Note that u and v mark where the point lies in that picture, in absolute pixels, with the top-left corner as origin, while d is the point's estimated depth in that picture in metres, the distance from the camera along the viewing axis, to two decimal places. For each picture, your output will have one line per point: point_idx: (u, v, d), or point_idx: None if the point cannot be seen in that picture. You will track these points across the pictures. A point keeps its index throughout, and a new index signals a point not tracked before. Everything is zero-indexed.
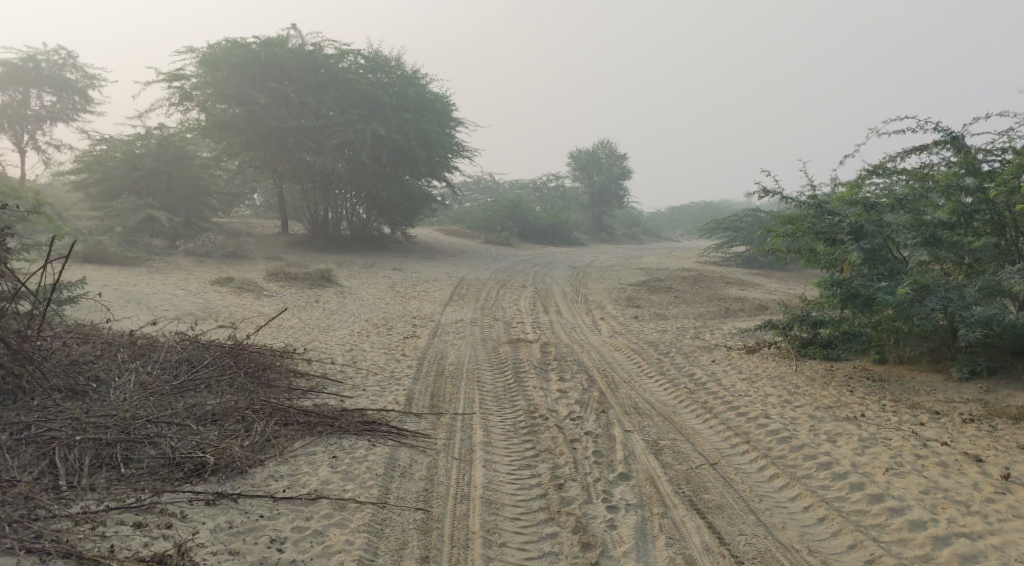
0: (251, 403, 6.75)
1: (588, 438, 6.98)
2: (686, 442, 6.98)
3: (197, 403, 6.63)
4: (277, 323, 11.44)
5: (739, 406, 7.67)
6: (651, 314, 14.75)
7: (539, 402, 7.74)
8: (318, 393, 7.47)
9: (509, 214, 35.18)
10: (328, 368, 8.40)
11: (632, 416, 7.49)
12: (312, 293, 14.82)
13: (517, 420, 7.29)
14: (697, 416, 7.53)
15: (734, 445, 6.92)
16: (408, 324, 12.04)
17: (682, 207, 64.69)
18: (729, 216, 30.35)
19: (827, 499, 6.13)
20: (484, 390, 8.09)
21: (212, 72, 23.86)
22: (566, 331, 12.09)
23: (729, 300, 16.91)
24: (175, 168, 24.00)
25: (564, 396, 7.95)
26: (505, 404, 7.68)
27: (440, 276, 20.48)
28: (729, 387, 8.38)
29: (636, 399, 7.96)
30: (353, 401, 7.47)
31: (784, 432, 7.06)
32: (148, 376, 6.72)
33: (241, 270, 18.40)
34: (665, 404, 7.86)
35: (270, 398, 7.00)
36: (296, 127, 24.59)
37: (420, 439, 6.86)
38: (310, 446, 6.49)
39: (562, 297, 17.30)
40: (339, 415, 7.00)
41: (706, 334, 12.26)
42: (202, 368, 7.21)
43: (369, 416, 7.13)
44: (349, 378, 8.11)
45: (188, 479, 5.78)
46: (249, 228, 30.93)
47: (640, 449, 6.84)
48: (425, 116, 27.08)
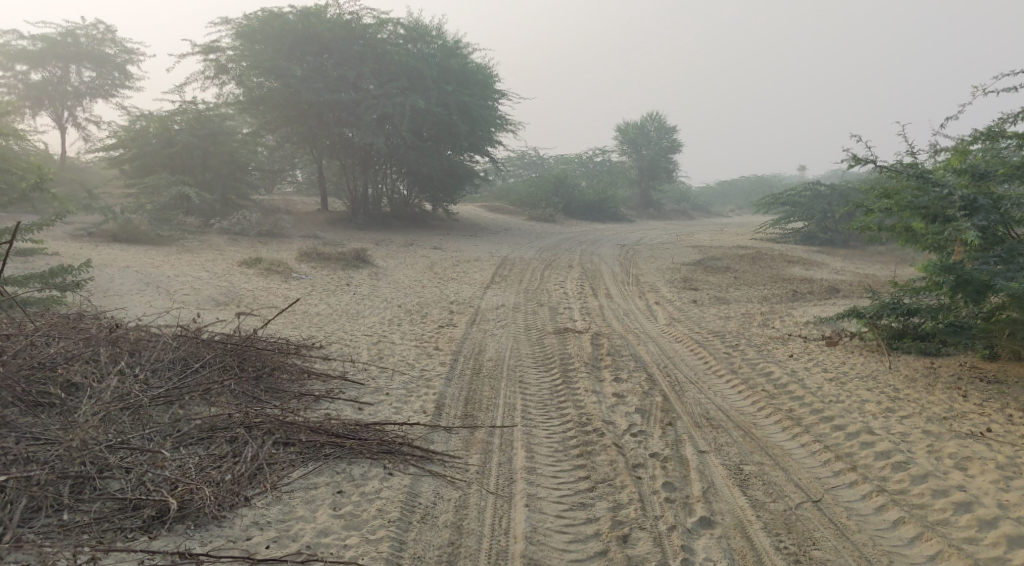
0: (244, 420, 5.86)
1: (655, 462, 5.87)
2: (778, 468, 5.83)
3: (180, 420, 5.78)
4: (303, 311, 10.51)
5: (833, 416, 6.46)
6: (711, 298, 13.47)
7: (591, 410, 6.63)
8: (332, 400, 6.53)
9: (554, 190, 33.88)
10: (349, 364, 7.40)
11: (706, 429, 6.34)
12: (344, 275, 13.87)
13: (564, 436, 6.22)
14: (788, 429, 6.34)
15: (839, 473, 5.75)
16: (444, 311, 11.01)
17: (733, 182, 62.49)
18: (788, 191, 28.61)
19: (978, 559, 4.97)
20: (526, 393, 7.02)
21: (248, 44, 23.05)
22: (618, 320, 10.90)
23: (795, 281, 15.49)
24: (211, 144, 23.30)
25: (621, 402, 6.83)
26: (549, 412, 6.61)
27: (481, 256, 19.36)
28: (818, 387, 7.16)
29: (708, 404, 6.79)
30: (373, 410, 6.48)
31: (897, 455, 5.87)
32: (127, 383, 5.90)
33: (274, 250, 17.53)
34: (742, 410, 6.68)
35: (271, 411, 6.11)
36: (333, 100, 23.61)
37: (449, 465, 5.84)
38: (309, 478, 5.56)
39: (612, 279, 16.10)
40: (353, 432, 6.04)
41: (775, 322, 10.97)
42: (195, 370, 6.37)
43: (389, 433, 6.13)
44: (372, 378, 7.11)
45: (146, 529, 4.94)
46: (287, 205, 30.19)
47: (722, 477, 5.72)
48: (467, 88, 25.86)
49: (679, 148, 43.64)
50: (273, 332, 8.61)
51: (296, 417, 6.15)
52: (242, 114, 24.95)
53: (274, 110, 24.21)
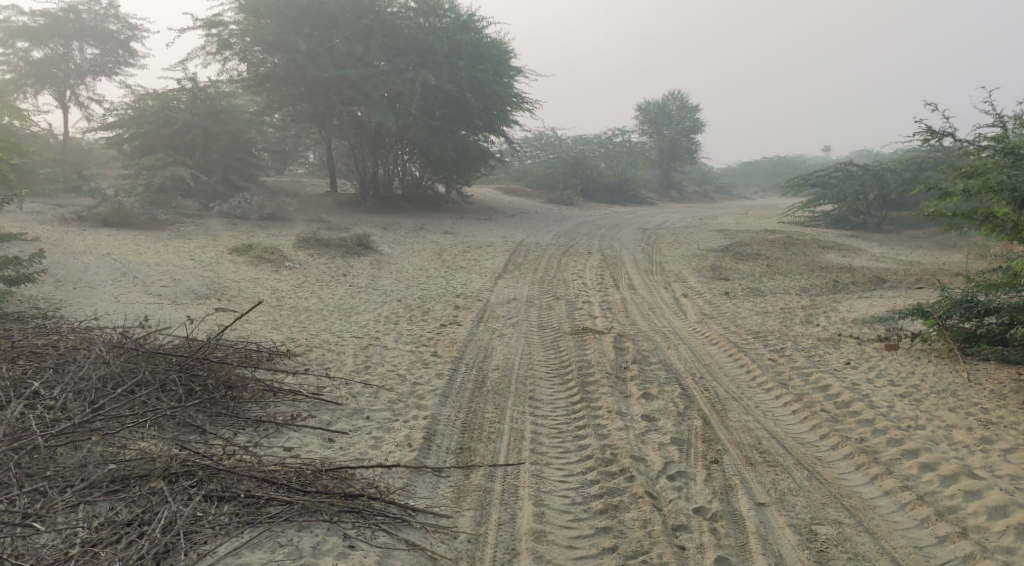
0: (166, 471, 4.80)
1: (703, 521, 4.85)
2: (863, 531, 4.77)
3: (88, 466, 4.77)
4: (291, 308, 9.42)
5: (920, 454, 5.36)
6: (744, 289, 12.24)
7: (618, 441, 5.58)
8: (297, 428, 5.56)
9: (571, 171, 32.59)
10: (326, 376, 6.42)
11: (763, 471, 5.27)
12: (343, 265, 12.76)
13: (582, 482, 5.20)
14: (863, 474, 5.27)
15: (944, 539, 4.69)
16: (449, 306, 9.88)
17: (755, 164, 60.82)
18: (819, 172, 27.15)
19: None
20: (537, 416, 5.98)
21: (252, 18, 21.89)
22: (644, 317, 9.72)
23: (834, 269, 14.21)
24: (212, 123, 22.25)
25: (655, 429, 5.77)
26: (561, 444, 5.59)
27: (494, 241, 18.22)
28: (889, 408, 6.04)
29: (760, 432, 5.71)
30: (345, 443, 5.51)
31: (1018, 513, 4.79)
32: (29, 417, 4.91)
33: (274, 236, 16.47)
34: (804, 441, 5.60)
35: (208, 454, 5.05)
36: (340, 76, 22.44)
37: (434, 526, 4.83)
38: (240, 555, 4.42)
39: (634, 267, 14.89)
40: (311, 484, 4.93)
41: (820, 320, 9.74)
42: (126, 395, 5.36)
43: (360, 482, 5.07)
44: (351, 396, 6.14)
45: None
46: (294, 187, 29.11)
47: (793, 544, 4.67)
48: (480, 64, 24.51)
49: (701, 128, 42.11)
50: (250, 334, 7.56)
51: (238, 460, 5.06)
52: (247, 91, 23.84)
53: (279, 88, 23.11)
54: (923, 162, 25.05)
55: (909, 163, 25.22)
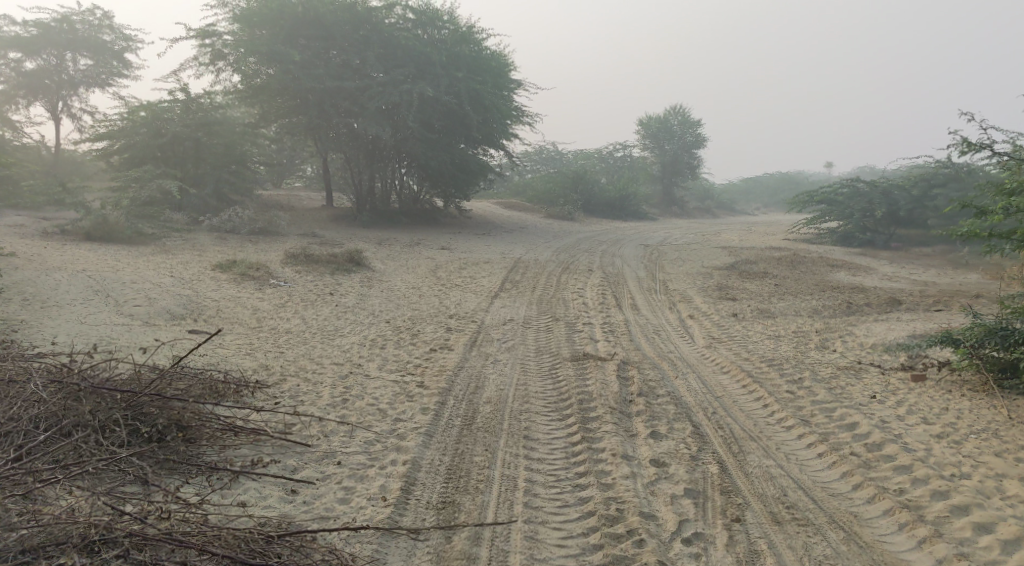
0: (89, 536, 4.22)
1: None
2: None
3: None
4: (271, 332, 8.81)
5: (970, 514, 4.83)
6: (754, 309, 11.64)
7: (626, 495, 5.03)
8: (255, 479, 5.04)
9: (571, 186, 32.06)
10: (298, 412, 5.90)
11: (794, 532, 4.74)
12: (331, 282, 12.16)
13: (584, 546, 4.63)
14: (909, 536, 4.69)
15: None
16: (440, 328, 9.26)
17: (756, 180, 60.43)
18: (824, 188, 26.66)
19: None
20: (533, 461, 5.42)
21: (247, 27, 21.36)
22: (649, 341, 9.08)
23: (846, 290, 13.63)
24: (204, 134, 21.67)
25: (668, 478, 5.22)
26: (557, 496, 5.04)
27: (491, 257, 17.65)
28: (925, 454, 5.42)
29: (786, 484, 5.17)
30: (308, 497, 4.99)
31: None
32: None
33: (262, 252, 15.86)
34: (835, 495, 5.06)
35: (143, 513, 4.49)
36: (336, 88, 21.91)
37: None
38: None
39: (636, 286, 14.30)
40: (259, 551, 4.34)
41: (837, 346, 9.10)
42: (60, 442, 4.83)
43: (319, 548, 4.50)
44: (322, 437, 5.62)
45: None
46: (289, 201, 28.57)
47: None
48: (479, 76, 23.99)
49: (703, 144, 41.66)
50: (222, 361, 6.97)
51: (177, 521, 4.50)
52: (240, 103, 23.30)
53: (274, 99, 22.60)
54: (932, 178, 24.52)
55: (917, 179, 24.68)
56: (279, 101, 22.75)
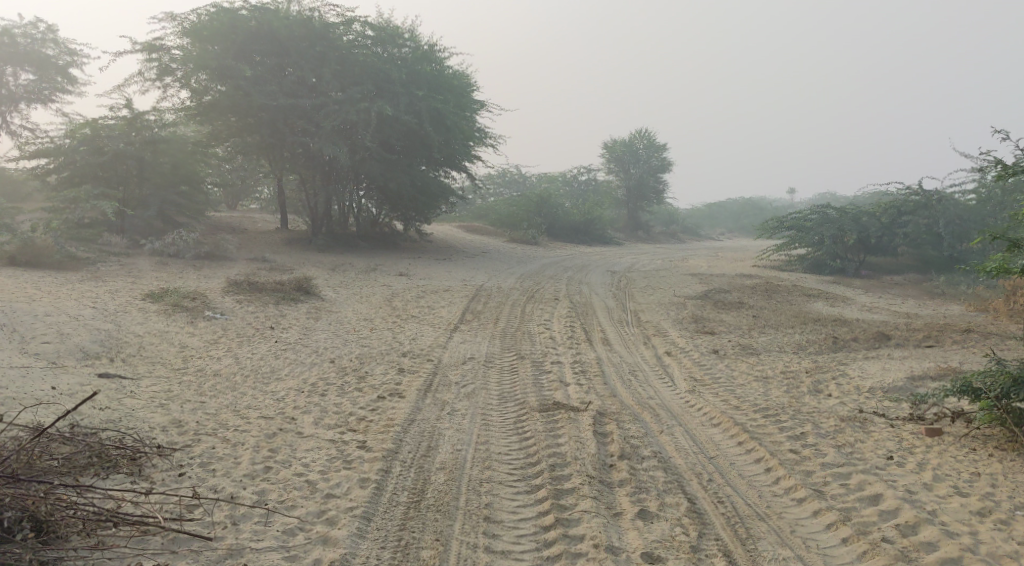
0: None
1: None
2: None
3: None
4: (195, 379, 7.56)
5: None
6: (735, 345, 10.86)
7: None
8: None
9: (536, 210, 31.29)
10: (205, 491, 5.13)
11: None
12: (275, 315, 11.04)
13: None
14: None
15: None
16: (392, 371, 8.20)
17: (718, 204, 60.42)
18: (793, 215, 26.30)
19: None
20: (496, 558, 4.73)
21: (197, 42, 20.22)
22: (628, 385, 8.13)
23: (827, 322, 12.96)
24: (149, 153, 20.14)
25: None
26: None
27: (453, 285, 16.68)
28: (974, 542, 4.86)
29: None
30: None
31: None
32: None
33: (204, 279, 14.66)
34: None
35: None
36: (291, 106, 20.83)
37: None
38: None
39: (605, 317, 13.46)
40: None
41: (830, 389, 8.29)
42: None
43: None
44: (227, 528, 4.86)
45: None
46: (241, 223, 27.27)
47: None
48: (441, 96, 23.09)
49: (668, 168, 41.31)
50: (128, 415, 5.95)
51: None
52: (189, 121, 22.07)
53: (225, 118, 21.46)
54: (902, 206, 24.22)
55: (887, 207, 24.38)
56: (231, 119, 21.61)
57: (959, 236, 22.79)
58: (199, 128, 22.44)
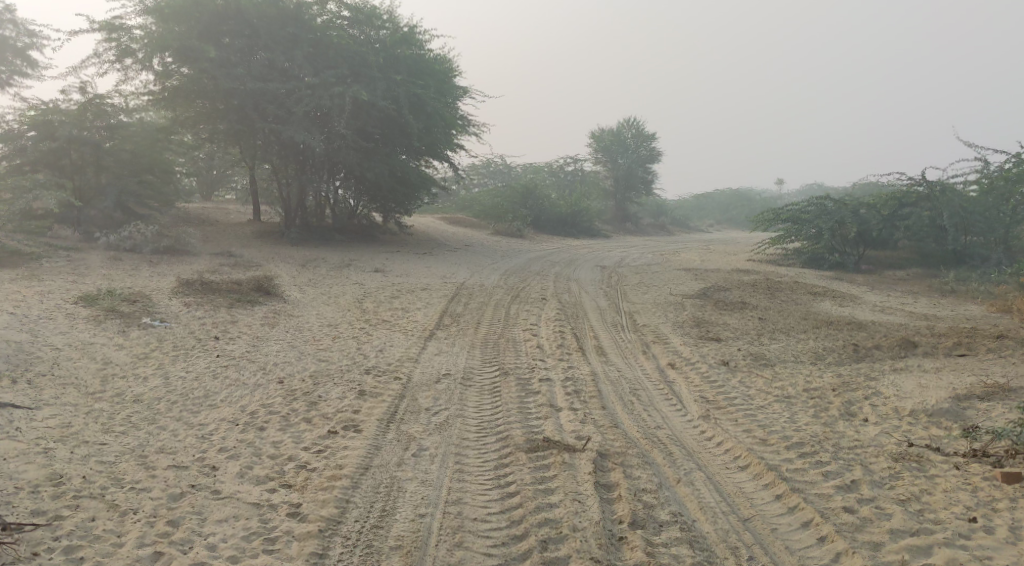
0: None
1: None
2: None
3: None
4: (108, 411, 6.17)
5: None
6: (746, 355, 9.70)
7: None
8: None
9: (521, 201, 29.99)
10: None
11: None
12: (225, 321, 9.65)
13: None
14: None
15: None
16: (350, 394, 6.83)
17: (707, 197, 59.35)
18: (790, 207, 25.19)
19: None
20: None
21: (159, 20, 18.64)
22: (634, 414, 6.82)
23: (841, 326, 11.84)
24: (107, 140, 18.57)
25: None
26: None
27: (432, 282, 15.42)
28: None
29: None
30: None
31: None
32: None
33: (154, 277, 13.18)
34: None
35: None
36: (260, 90, 19.30)
37: None
38: None
39: (598, 320, 12.25)
40: None
41: (867, 414, 7.09)
42: None
43: None
44: None
45: None
46: (210, 214, 25.72)
47: None
48: (422, 80, 21.63)
49: (656, 158, 40.08)
50: None
51: None
52: (152, 107, 20.51)
53: (190, 103, 19.97)
54: (903, 197, 23.16)
55: (888, 199, 23.28)
56: (197, 104, 20.10)
57: (964, 229, 21.74)
58: (164, 113, 20.87)
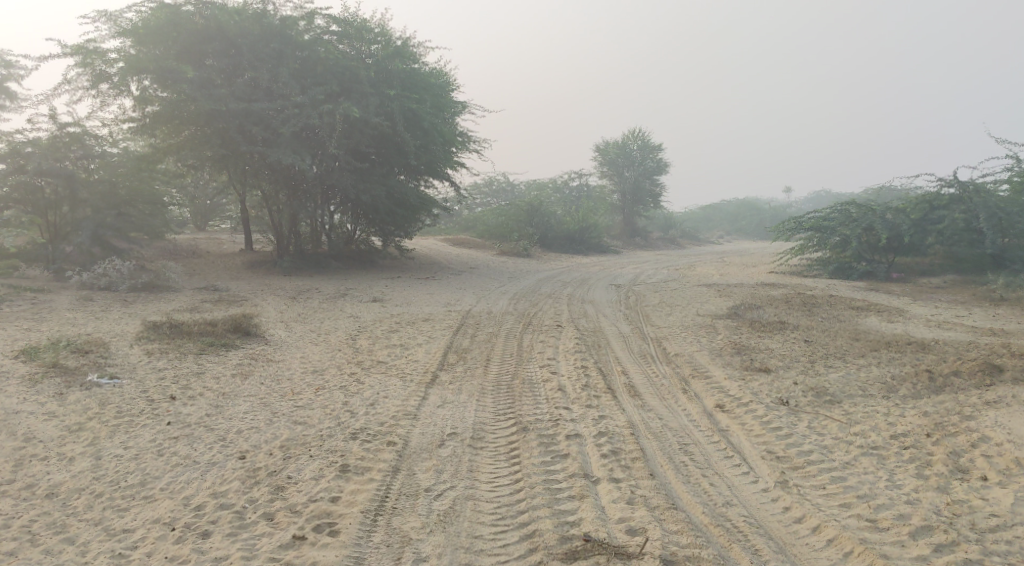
0: None
1: None
2: None
3: None
4: (7, 519, 4.93)
5: None
6: (806, 390, 8.19)
7: None
8: None
9: (526, 219, 28.61)
10: None
11: None
12: (189, 374, 8.13)
13: None
14: None
15: None
16: (327, 471, 5.46)
17: (715, 209, 57.94)
18: (813, 216, 23.71)
19: None
20: None
21: (137, 42, 17.16)
22: (692, 486, 5.43)
23: (903, 348, 10.33)
24: (81, 172, 16.63)
25: None
26: None
27: (434, 312, 13.97)
28: None
29: None
30: None
31: None
32: None
33: (122, 320, 11.70)
34: None
35: None
36: (244, 111, 17.75)
37: None
38: None
39: (623, 350, 10.75)
40: None
41: (985, 470, 5.67)
42: None
43: None
44: None
45: None
46: (198, 246, 24.33)
47: None
48: (417, 94, 20.11)
49: (664, 170, 38.68)
50: None
51: None
52: (141, 136, 18.88)
53: (174, 126, 18.29)
54: (933, 200, 21.71)
55: (917, 202, 21.77)
56: (185, 129, 18.38)
57: (1003, 231, 20.18)
58: (150, 143, 19.17)
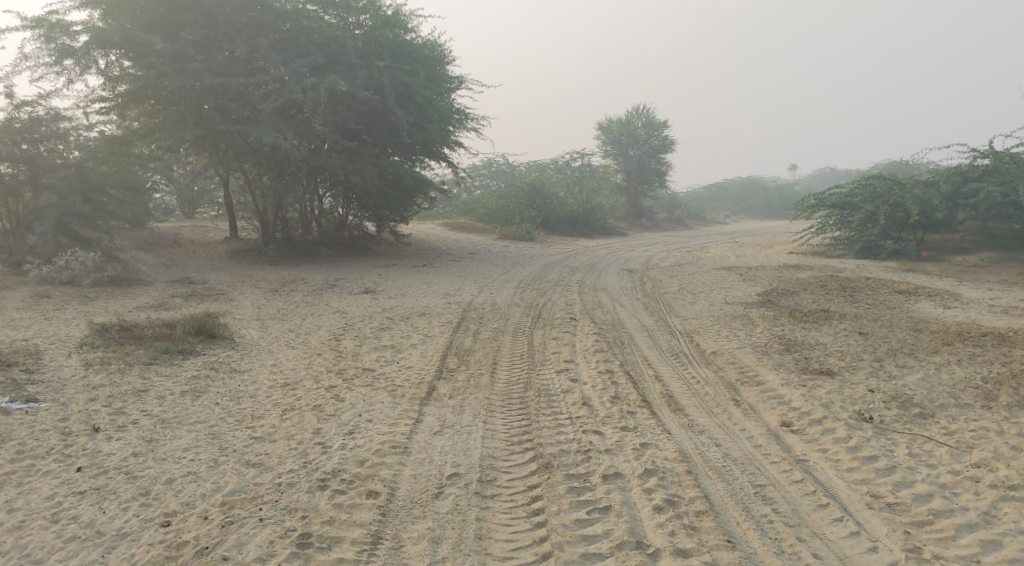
0: None
1: None
2: None
3: None
4: None
5: None
6: (886, 399, 6.65)
7: None
8: None
9: (528, 201, 26.97)
10: None
11: None
12: (127, 394, 6.56)
13: None
14: None
15: None
16: (279, 547, 4.62)
17: (719, 188, 56.27)
18: (836, 191, 22.01)
19: None
20: None
21: (105, 13, 15.12)
22: (787, 559, 4.65)
23: (981, 341, 8.78)
24: (39, 156, 14.26)
25: None
26: None
27: (430, 304, 12.42)
28: None
29: None
30: None
31: None
32: None
33: (71, 322, 10.07)
34: None
35: None
36: (221, 87, 15.87)
37: None
38: None
39: (652, 348, 9.18)
40: None
41: None
42: None
43: None
44: None
45: None
46: (180, 234, 22.64)
47: None
48: (409, 66, 18.32)
49: (670, 147, 37.01)
50: None
51: None
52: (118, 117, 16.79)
53: (150, 106, 16.31)
54: (965, 171, 20.06)
55: (948, 173, 20.12)
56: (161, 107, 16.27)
57: None
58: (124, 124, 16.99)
